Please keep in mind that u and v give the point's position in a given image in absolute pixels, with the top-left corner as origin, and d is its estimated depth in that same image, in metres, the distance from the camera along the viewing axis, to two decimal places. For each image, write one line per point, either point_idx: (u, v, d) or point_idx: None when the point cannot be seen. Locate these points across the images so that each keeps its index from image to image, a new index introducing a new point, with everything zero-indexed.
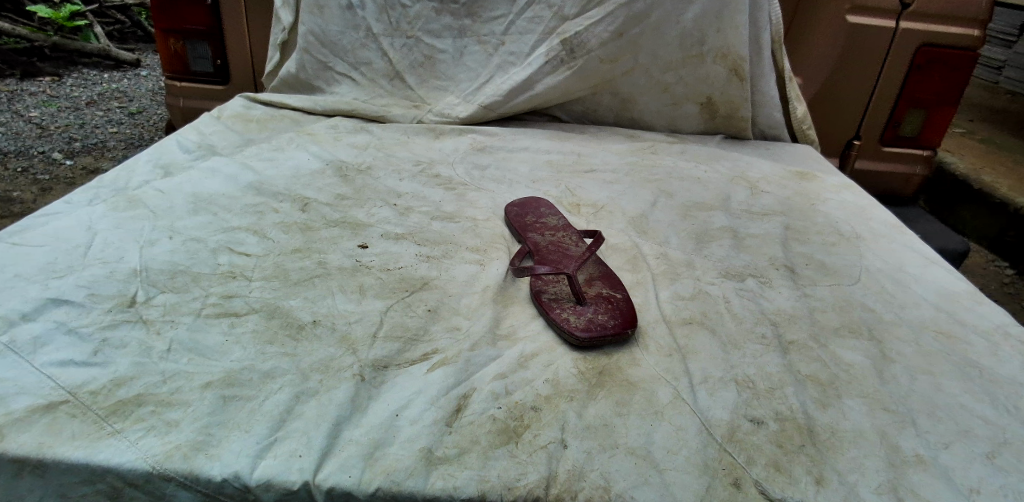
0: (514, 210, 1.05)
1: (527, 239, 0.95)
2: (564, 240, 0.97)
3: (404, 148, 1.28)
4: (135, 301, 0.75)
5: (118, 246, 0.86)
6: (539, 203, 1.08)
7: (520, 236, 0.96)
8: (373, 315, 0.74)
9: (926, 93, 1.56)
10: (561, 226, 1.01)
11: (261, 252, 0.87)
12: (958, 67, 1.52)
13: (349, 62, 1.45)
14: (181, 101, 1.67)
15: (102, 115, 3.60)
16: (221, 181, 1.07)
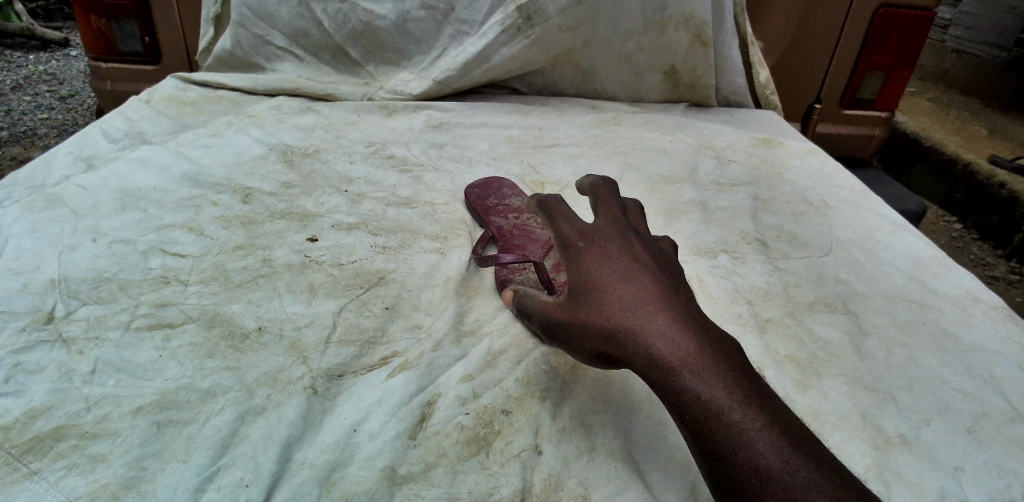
0: (475, 191, 0.99)
1: (490, 224, 0.90)
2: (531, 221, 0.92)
3: (354, 129, 1.19)
4: (54, 316, 0.67)
5: (34, 253, 0.77)
6: (501, 181, 1.03)
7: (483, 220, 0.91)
8: (326, 317, 0.68)
9: (884, 55, 1.55)
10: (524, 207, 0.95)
11: (198, 251, 0.79)
12: (914, 28, 1.51)
13: (288, 36, 1.34)
14: (108, 84, 1.53)
15: (30, 100, 3.35)
16: (152, 172, 0.98)
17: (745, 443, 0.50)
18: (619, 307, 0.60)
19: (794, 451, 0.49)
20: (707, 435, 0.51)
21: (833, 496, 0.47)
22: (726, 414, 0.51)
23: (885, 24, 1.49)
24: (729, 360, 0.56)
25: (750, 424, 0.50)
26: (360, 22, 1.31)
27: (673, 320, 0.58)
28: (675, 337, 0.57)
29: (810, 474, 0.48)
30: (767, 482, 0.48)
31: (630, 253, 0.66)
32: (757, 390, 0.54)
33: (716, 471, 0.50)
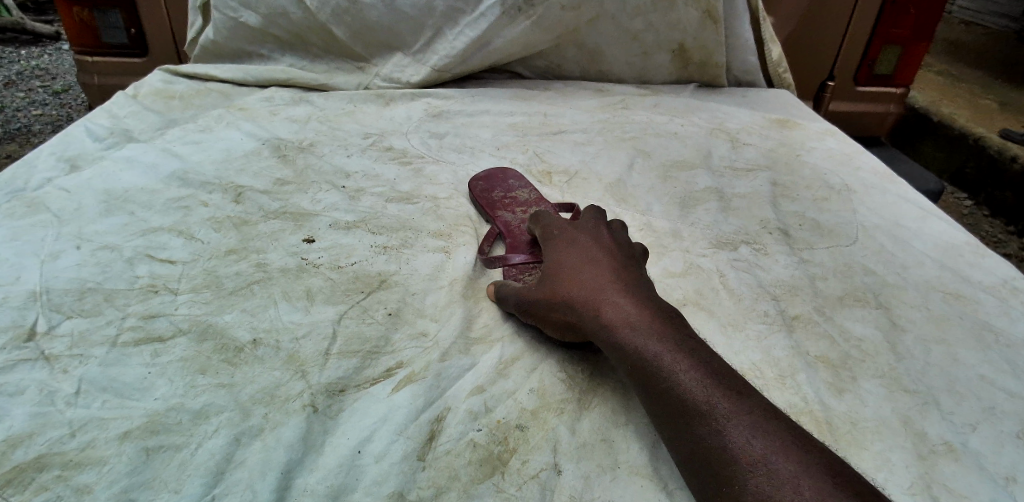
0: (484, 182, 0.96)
1: (496, 220, 0.85)
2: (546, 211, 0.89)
3: (350, 120, 1.14)
4: (35, 333, 0.63)
5: (13, 264, 0.72)
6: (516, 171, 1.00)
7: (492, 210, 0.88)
8: (325, 326, 0.64)
9: (903, 25, 1.47)
10: (531, 201, 0.91)
11: (188, 257, 0.75)
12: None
13: (262, 15, 1.24)
14: (95, 79, 1.48)
15: (23, 96, 3.28)
16: (139, 172, 0.93)
17: (682, 387, 0.51)
18: (575, 280, 0.63)
19: (731, 392, 0.50)
20: (649, 384, 0.53)
21: (772, 430, 0.48)
22: (666, 363, 0.53)
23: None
24: (677, 323, 0.58)
25: (689, 370, 0.52)
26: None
27: (627, 290, 0.61)
28: (625, 302, 0.59)
29: (746, 411, 0.49)
30: (703, 421, 0.49)
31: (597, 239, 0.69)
32: (702, 345, 0.56)
33: (659, 416, 0.51)
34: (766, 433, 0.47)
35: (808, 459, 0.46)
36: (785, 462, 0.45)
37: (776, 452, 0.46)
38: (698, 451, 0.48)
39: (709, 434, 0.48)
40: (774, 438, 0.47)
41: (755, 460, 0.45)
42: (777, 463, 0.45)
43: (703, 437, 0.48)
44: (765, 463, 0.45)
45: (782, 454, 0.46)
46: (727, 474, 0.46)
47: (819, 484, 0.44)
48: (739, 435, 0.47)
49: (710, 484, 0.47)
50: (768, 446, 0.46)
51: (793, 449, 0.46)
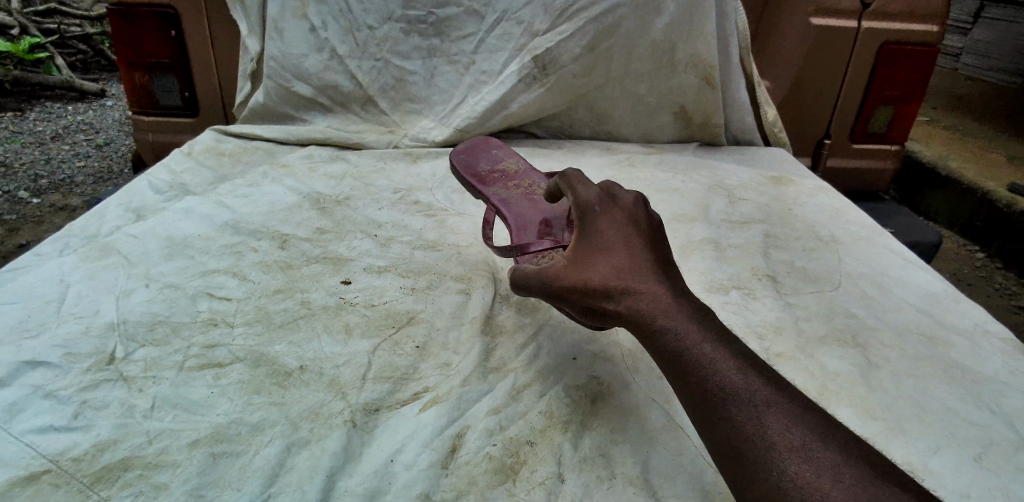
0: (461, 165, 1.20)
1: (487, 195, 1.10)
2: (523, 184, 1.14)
3: (380, 176, 1.26)
4: (115, 358, 0.73)
5: (92, 300, 0.84)
6: (479, 147, 1.26)
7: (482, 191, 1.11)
8: (362, 356, 0.73)
9: (893, 86, 1.59)
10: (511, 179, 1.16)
11: (242, 295, 0.85)
12: (921, 64, 1.57)
13: (315, 86, 1.41)
14: (149, 136, 1.64)
15: (68, 149, 3.77)
16: (195, 221, 1.05)
17: (724, 380, 0.58)
18: (617, 269, 0.69)
19: (768, 386, 0.58)
20: (693, 373, 0.60)
21: (806, 422, 0.55)
22: (709, 359, 0.60)
23: (893, 57, 1.55)
24: (712, 320, 0.65)
25: (731, 366, 0.60)
26: (394, 78, 1.42)
27: (664, 283, 0.68)
28: (665, 296, 0.66)
29: (782, 402, 0.57)
30: (744, 410, 0.56)
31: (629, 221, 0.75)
32: (735, 341, 0.64)
33: (701, 404, 0.58)
34: (801, 423, 0.55)
35: (837, 443, 0.53)
36: (819, 446, 0.53)
37: (810, 438, 0.54)
38: (739, 435, 0.55)
39: (749, 421, 0.55)
40: (807, 425, 0.55)
41: (794, 448, 0.53)
42: (812, 446, 0.53)
43: (744, 423, 0.55)
44: (803, 450, 0.53)
45: (816, 440, 0.53)
46: (769, 459, 0.53)
47: (849, 464, 0.51)
48: (779, 425, 0.55)
49: (747, 465, 0.54)
50: (804, 435, 0.54)
51: (824, 434, 0.54)
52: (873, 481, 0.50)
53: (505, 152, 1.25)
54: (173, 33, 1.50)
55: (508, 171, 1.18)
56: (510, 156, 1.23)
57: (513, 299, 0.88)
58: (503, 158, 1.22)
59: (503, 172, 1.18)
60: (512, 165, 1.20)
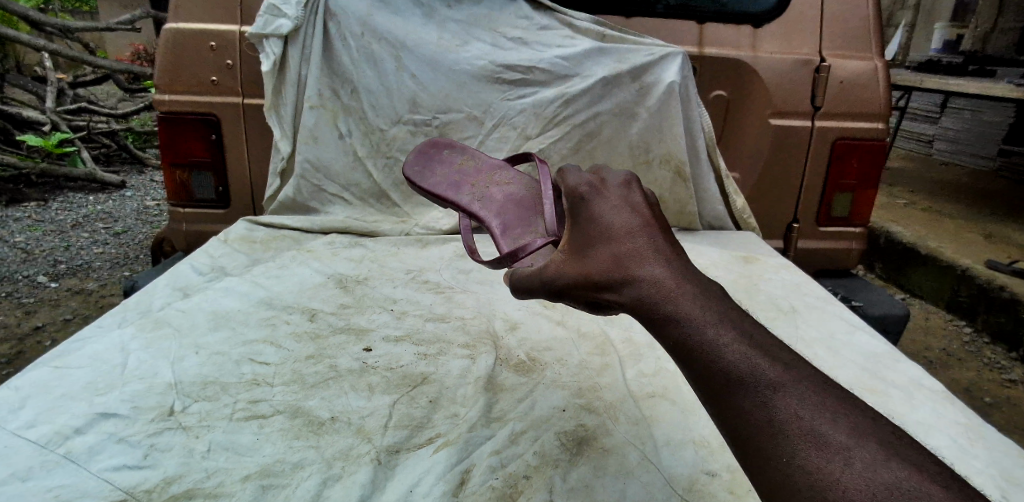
0: (420, 170, 1.40)
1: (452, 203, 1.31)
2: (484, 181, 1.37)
3: (395, 259, 1.44)
4: (174, 410, 0.86)
5: (150, 364, 0.98)
6: (431, 147, 1.46)
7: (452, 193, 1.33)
8: (383, 409, 0.87)
9: (849, 174, 1.79)
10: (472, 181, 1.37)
11: (279, 360, 1.00)
12: (873, 155, 1.77)
13: (340, 184, 1.63)
14: (183, 226, 1.78)
15: (88, 237, 4.51)
16: (235, 298, 1.21)
17: (729, 362, 0.60)
18: (616, 258, 0.74)
19: (776, 367, 0.59)
20: (701, 358, 0.61)
21: (817, 404, 0.56)
22: (713, 342, 0.61)
23: (847, 150, 1.76)
24: (718, 299, 0.67)
25: (736, 346, 0.60)
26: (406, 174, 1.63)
27: (664, 264, 0.71)
28: (664, 278, 0.69)
29: (792, 385, 0.57)
30: (752, 394, 0.58)
31: (628, 210, 0.80)
32: (743, 320, 0.64)
33: (709, 391, 0.61)
34: (811, 405, 0.55)
35: (852, 426, 0.54)
36: (832, 430, 0.53)
37: (822, 421, 0.54)
38: (749, 422, 0.57)
39: (759, 407, 0.57)
40: (818, 408, 0.55)
41: (805, 433, 0.54)
42: (821, 430, 0.53)
43: (754, 409, 0.57)
44: (812, 436, 0.53)
45: (827, 424, 0.54)
46: (777, 445, 0.54)
47: (863, 447, 0.51)
48: (788, 409, 0.56)
49: (758, 450, 0.56)
50: (814, 419, 0.54)
51: (838, 416, 0.54)
52: (886, 462, 0.50)
53: (458, 151, 1.46)
54: (214, 137, 1.67)
55: (465, 168, 1.40)
56: (464, 154, 1.44)
57: (510, 362, 1.02)
58: (457, 157, 1.44)
59: (461, 170, 1.40)
60: (467, 161, 1.42)
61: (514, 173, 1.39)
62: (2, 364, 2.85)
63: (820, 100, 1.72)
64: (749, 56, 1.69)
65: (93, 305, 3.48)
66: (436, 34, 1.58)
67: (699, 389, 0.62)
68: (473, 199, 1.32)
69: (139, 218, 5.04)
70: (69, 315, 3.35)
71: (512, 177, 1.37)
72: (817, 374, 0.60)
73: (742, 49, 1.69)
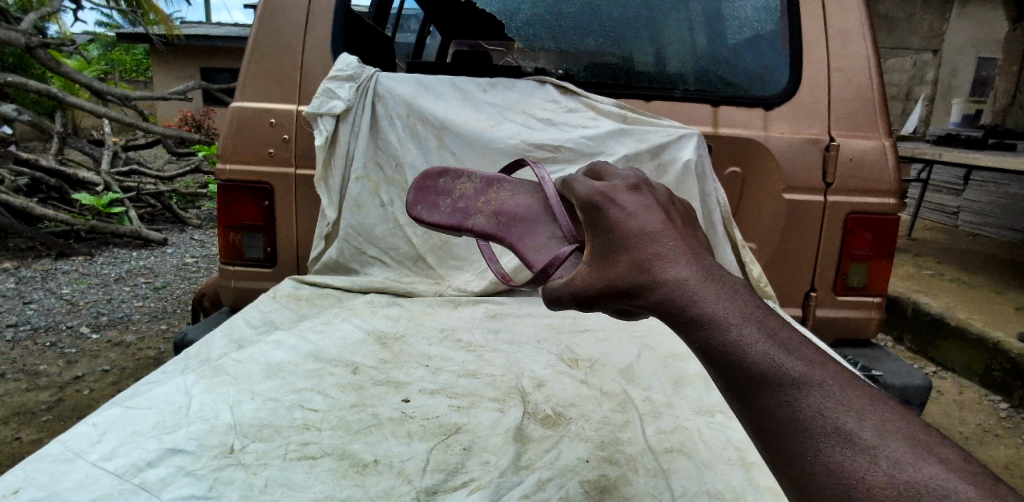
0: (423, 206, 1.35)
1: (471, 231, 1.26)
2: (488, 200, 1.30)
3: (429, 318, 1.54)
4: (234, 449, 0.96)
5: (211, 406, 1.08)
6: (427, 179, 1.39)
7: (467, 222, 1.27)
8: (421, 454, 0.95)
9: (862, 246, 1.87)
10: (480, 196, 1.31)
11: (326, 407, 1.09)
12: (884, 229, 1.86)
13: (380, 248, 1.76)
14: (232, 282, 1.92)
15: (129, 290, 4.74)
16: (285, 350, 1.31)
17: (760, 364, 0.65)
18: (646, 269, 0.79)
19: (802, 368, 0.64)
20: (729, 359, 0.66)
21: (840, 403, 0.61)
22: (744, 345, 0.66)
23: (858, 223, 1.85)
24: (747, 303, 0.72)
25: (766, 349, 0.66)
26: (441, 239, 1.76)
27: (694, 272, 0.76)
28: (693, 284, 0.74)
29: (820, 387, 0.62)
30: (782, 394, 0.63)
31: (654, 225, 0.86)
32: (773, 324, 0.70)
33: (740, 392, 0.66)
34: (834, 404, 0.61)
35: (876, 424, 0.59)
36: (858, 429, 0.59)
37: (848, 421, 0.59)
38: (776, 420, 0.62)
39: (786, 407, 0.62)
40: (845, 408, 0.61)
41: (829, 431, 0.59)
42: (848, 429, 0.59)
43: (781, 409, 0.62)
44: (836, 433, 0.59)
45: (854, 423, 0.59)
46: (804, 443, 0.60)
47: (887, 445, 0.57)
48: (813, 408, 0.61)
49: (785, 446, 0.61)
50: (837, 417, 0.60)
51: (864, 416, 0.60)
52: (910, 460, 0.55)
53: (455, 175, 1.39)
54: (267, 203, 1.84)
55: (466, 194, 1.34)
56: (462, 178, 1.37)
57: (538, 415, 1.09)
58: (456, 182, 1.37)
59: (463, 196, 1.34)
60: (467, 185, 1.34)
61: (516, 181, 1.30)
62: (43, 411, 2.97)
63: (831, 176, 1.82)
64: (761, 136, 1.82)
65: (130, 357, 3.62)
66: (473, 115, 1.75)
67: (729, 391, 0.68)
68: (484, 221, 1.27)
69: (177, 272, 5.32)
70: (108, 365, 3.49)
71: (516, 187, 1.28)
72: (844, 376, 0.65)
73: (754, 129, 1.82)
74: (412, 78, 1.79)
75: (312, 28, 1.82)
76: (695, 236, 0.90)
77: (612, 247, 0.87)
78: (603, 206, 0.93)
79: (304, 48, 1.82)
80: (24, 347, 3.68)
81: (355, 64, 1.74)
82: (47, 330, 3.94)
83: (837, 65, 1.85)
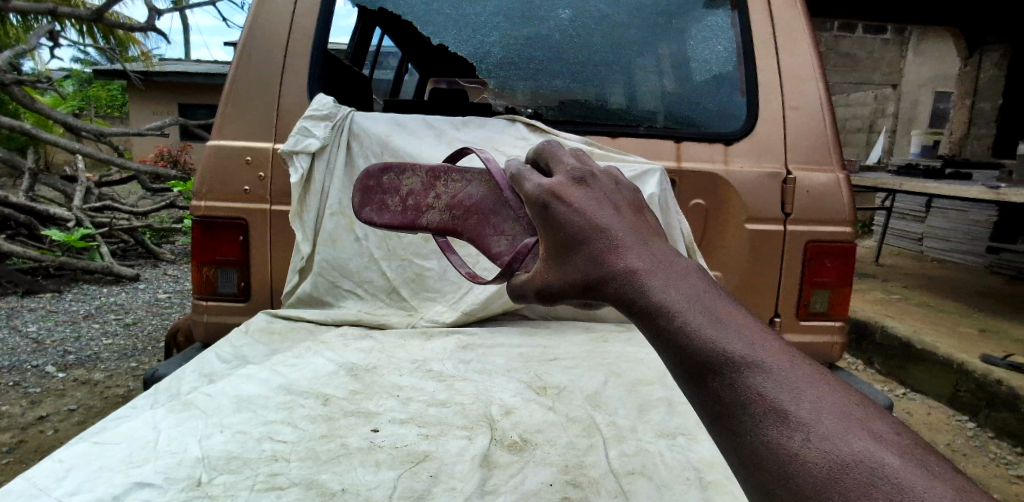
0: (374, 209, 1.22)
1: (430, 229, 1.13)
2: (438, 194, 1.13)
3: (402, 350, 1.56)
4: (201, 481, 0.97)
5: (180, 440, 1.08)
6: (370, 179, 1.23)
7: (421, 221, 1.15)
8: (389, 482, 0.98)
9: (823, 273, 1.94)
10: (427, 187, 1.16)
11: (295, 438, 1.10)
12: (842, 256, 1.93)
13: (354, 281, 1.79)
14: (205, 317, 1.92)
15: (99, 327, 4.65)
16: (256, 383, 1.31)
17: (701, 348, 0.58)
18: (582, 249, 0.70)
19: (745, 347, 0.58)
20: (672, 345, 0.60)
21: (782, 380, 0.56)
22: (682, 328, 0.60)
23: (817, 251, 1.93)
24: (690, 279, 0.64)
25: (706, 330, 0.59)
26: (414, 272, 1.79)
27: (634, 249, 0.67)
28: (633, 264, 0.66)
29: (760, 366, 0.57)
30: (722, 377, 0.57)
31: (594, 192, 0.75)
32: (715, 299, 0.62)
33: (681, 376, 0.60)
34: (775, 381, 0.56)
35: (814, 401, 0.55)
36: (795, 407, 0.54)
37: (786, 398, 0.55)
38: (719, 406, 0.57)
39: (729, 391, 0.57)
40: (785, 387, 0.56)
41: (770, 412, 0.55)
42: (785, 408, 0.55)
43: (723, 393, 0.57)
44: (776, 413, 0.55)
45: (792, 401, 0.55)
46: (746, 427, 0.55)
47: (823, 421, 0.53)
48: (755, 389, 0.56)
49: (728, 431, 0.57)
50: (778, 396, 0.55)
51: (803, 392, 0.55)
52: (843, 435, 0.52)
53: (397, 168, 1.20)
54: (241, 238, 1.86)
55: (413, 191, 1.17)
56: (405, 172, 1.19)
57: (505, 442, 1.12)
58: (399, 179, 1.19)
59: (412, 193, 1.17)
60: (411, 180, 1.17)
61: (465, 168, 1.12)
62: (3, 453, 2.87)
63: (789, 206, 1.90)
64: (722, 169, 1.91)
65: (97, 396, 3.53)
66: (446, 151, 1.79)
67: (671, 375, 0.62)
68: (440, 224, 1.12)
69: (150, 308, 5.24)
70: (74, 405, 3.40)
71: (466, 174, 1.11)
72: (785, 349, 0.60)
73: (716, 163, 1.92)
74: (387, 117, 1.84)
75: (289, 70, 1.88)
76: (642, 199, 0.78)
77: (543, 223, 0.75)
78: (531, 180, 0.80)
79: (281, 89, 1.87)
80: None
81: (330, 105, 1.80)
82: (10, 369, 3.83)
83: (792, 103, 1.96)
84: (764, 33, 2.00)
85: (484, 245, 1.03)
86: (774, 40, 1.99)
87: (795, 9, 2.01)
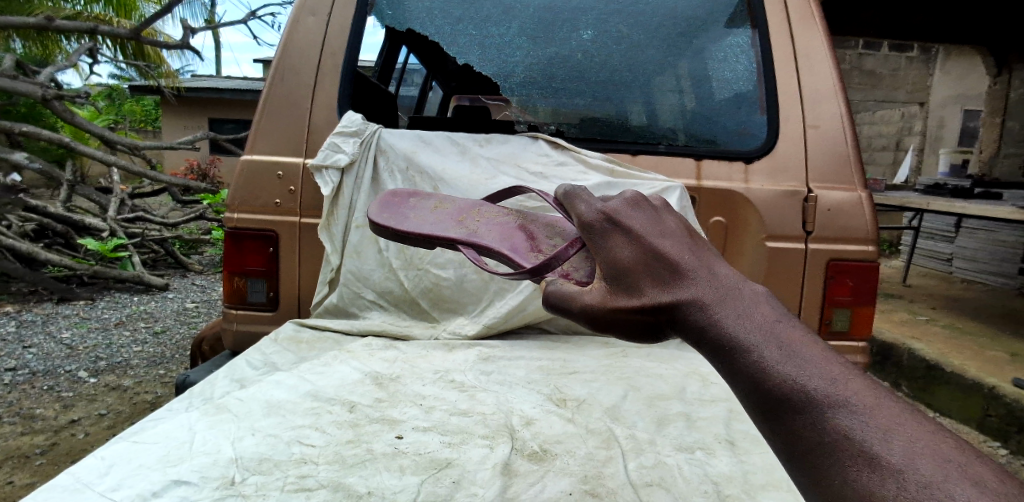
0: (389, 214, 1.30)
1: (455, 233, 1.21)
2: (471, 215, 1.28)
3: (424, 360, 1.59)
4: (234, 481, 1.02)
5: (213, 441, 1.13)
6: (395, 196, 1.38)
7: (447, 226, 1.23)
8: (413, 486, 1.02)
9: (845, 292, 1.93)
10: (461, 210, 1.30)
11: (323, 442, 1.14)
12: (864, 275, 1.92)
13: (377, 292, 1.84)
14: (234, 325, 1.97)
15: (129, 335, 4.79)
16: (284, 389, 1.34)
17: (780, 385, 0.63)
18: (661, 288, 0.75)
19: (827, 387, 0.63)
20: (756, 381, 0.64)
21: (868, 421, 0.60)
22: (761, 362, 0.65)
23: (839, 270, 1.92)
24: (766, 319, 0.70)
25: (783, 365, 0.65)
26: (430, 282, 1.82)
27: (711, 290, 0.73)
28: (707, 299, 0.72)
29: (844, 403, 0.61)
30: (801, 413, 0.62)
31: (661, 233, 0.80)
32: (791, 336, 0.68)
33: (760, 409, 0.65)
34: (860, 420, 0.60)
35: (905, 445, 0.57)
36: (887, 451, 0.57)
37: (875, 441, 0.58)
38: (801, 442, 0.61)
39: (811, 429, 0.61)
40: (868, 426, 0.59)
41: (855, 453, 0.58)
42: (875, 451, 0.57)
43: (805, 429, 0.61)
44: (862, 455, 0.58)
45: (879, 442, 0.58)
46: (831, 466, 0.59)
47: (919, 469, 0.55)
48: (839, 429, 0.60)
49: (811, 467, 0.60)
50: (864, 437, 0.59)
51: (892, 437, 0.58)
52: (941, 483, 0.54)
53: (425, 198, 1.38)
54: (272, 249, 1.92)
55: (443, 211, 1.30)
56: (433, 199, 1.36)
57: (525, 451, 1.15)
58: (429, 202, 1.35)
59: (439, 210, 1.30)
60: (444, 204, 1.33)
61: (500, 207, 1.34)
62: (36, 455, 2.97)
63: (811, 225, 1.91)
64: (742, 188, 1.92)
65: (126, 402, 3.63)
66: (469, 168, 1.84)
67: (750, 411, 0.66)
68: (467, 233, 1.20)
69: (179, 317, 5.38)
70: (105, 409, 3.50)
71: (501, 210, 1.31)
72: (869, 385, 0.64)
73: (736, 181, 1.93)
74: (413, 135, 1.90)
75: (319, 88, 1.96)
76: (699, 236, 0.85)
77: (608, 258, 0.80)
78: (585, 205, 0.87)
79: (311, 106, 1.95)
80: (22, 391, 3.70)
81: (359, 122, 1.87)
82: (44, 374, 3.96)
83: (812, 123, 1.96)
84: (785, 53, 2.01)
85: (513, 263, 1.11)
86: (794, 60, 2.00)
87: (816, 32, 2.03)
